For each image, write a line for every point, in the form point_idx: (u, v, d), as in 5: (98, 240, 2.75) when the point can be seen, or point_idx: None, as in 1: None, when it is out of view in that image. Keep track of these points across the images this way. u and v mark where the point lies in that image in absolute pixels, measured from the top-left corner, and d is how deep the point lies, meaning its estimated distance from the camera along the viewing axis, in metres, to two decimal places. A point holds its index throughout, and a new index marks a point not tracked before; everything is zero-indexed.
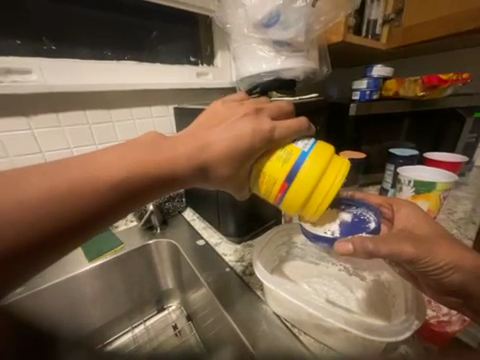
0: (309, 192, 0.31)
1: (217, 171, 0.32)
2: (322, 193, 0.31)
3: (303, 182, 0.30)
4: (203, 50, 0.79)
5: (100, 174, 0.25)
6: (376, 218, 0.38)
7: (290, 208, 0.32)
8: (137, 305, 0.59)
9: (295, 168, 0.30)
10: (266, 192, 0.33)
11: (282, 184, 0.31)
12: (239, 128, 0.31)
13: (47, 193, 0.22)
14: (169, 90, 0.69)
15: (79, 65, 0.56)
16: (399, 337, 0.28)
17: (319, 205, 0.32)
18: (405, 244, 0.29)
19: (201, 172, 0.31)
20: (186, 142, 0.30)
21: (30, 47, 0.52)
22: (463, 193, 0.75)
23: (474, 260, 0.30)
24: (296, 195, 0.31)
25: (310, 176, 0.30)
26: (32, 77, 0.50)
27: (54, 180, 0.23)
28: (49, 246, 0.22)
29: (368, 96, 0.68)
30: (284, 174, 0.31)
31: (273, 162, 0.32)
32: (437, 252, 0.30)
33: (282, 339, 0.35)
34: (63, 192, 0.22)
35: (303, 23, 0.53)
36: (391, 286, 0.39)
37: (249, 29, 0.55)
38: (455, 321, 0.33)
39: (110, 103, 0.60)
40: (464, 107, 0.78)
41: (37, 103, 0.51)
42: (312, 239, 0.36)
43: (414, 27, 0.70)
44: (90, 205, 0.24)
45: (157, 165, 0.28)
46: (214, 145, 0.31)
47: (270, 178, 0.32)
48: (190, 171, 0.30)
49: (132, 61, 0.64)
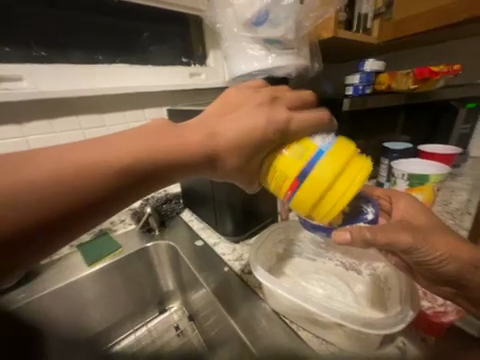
0: (323, 191, 0.30)
1: (226, 161, 0.32)
2: (338, 193, 0.30)
3: (317, 181, 0.29)
4: (194, 50, 0.78)
5: (112, 158, 0.25)
6: (375, 210, 0.38)
7: (300, 207, 0.31)
8: (139, 308, 0.59)
9: (309, 167, 0.30)
10: (275, 186, 0.33)
11: (294, 182, 0.31)
12: (252, 119, 0.32)
13: (56, 176, 0.22)
14: (162, 92, 0.69)
15: (68, 70, 0.55)
16: (393, 329, 0.29)
17: (333, 207, 0.31)
18: (403, 234, 0.30)
19: (211, 162, 0.31)
20: (196, 130, 0.30)
21: (20, 54, 0.52)
22: (458, 184, 0.75)
23: (468, 250, 0.30)
24: (308, 194, 0.30)
25: (326, 174, 0.29)
26: (23, 84, 0.50)
27: (65, 163, 0.23)
28: (54, 230, 0.22)
29: (361, 91, 0.68)
30: (297, 171, 0.30)
31: (285, 159, 0.32)
32: (432, 244, 0.30)
33: (281, 337, 0.35)
34: (74, 175, 0.22)
35: (292, 21, 0.53)
36: (387, 278, 0.39)
37: (239, 28, 0.55)
38: (451, 311, 0.34)
39: (102, 106, 0.60)
40: (458, 99, 0.78)
41: (29, 110, 0.51)
42: (311, 228, 0.35)
43: (405, 20, 0.70)
44: (98, 190, 0.23)
45: (168, 151, 0.28)
46: (224, 135, 0.31)
47: (281, 174, 0.32)
48: (200, 159, 0.30)
49: (124, 64, 0.64)
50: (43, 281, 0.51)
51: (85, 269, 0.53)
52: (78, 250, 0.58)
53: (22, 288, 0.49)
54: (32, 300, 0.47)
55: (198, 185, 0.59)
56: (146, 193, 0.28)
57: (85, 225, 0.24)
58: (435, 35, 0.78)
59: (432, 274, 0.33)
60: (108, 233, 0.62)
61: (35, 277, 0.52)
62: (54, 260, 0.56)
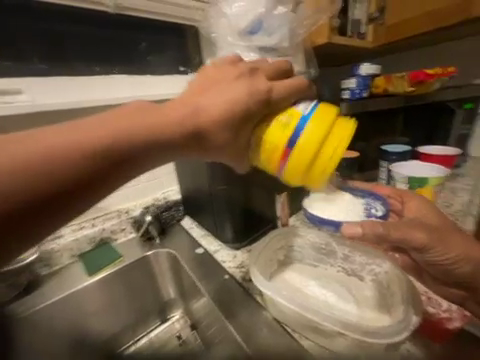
0: (314, 155, 0.31)
1: (213, 141, 0.30)
2: (328, 156, 0.32)
3: (306, 144, 0.31)
4: (192, 59, 0.79)
5: (84, 139, 0.22)
6: (383, 208, 0.40)
7: (293, 174, 0.33)
8: (140, 318, 0.58)
9: (297, 130, 0.31)
10: (268, 160, 0.34)
11: (285, 150, 0.32)
12: (235, 94, 0.30)
13: (18, 161, 0.19)
14: (160, 100, 0.69)
15: (68, 85, 0.57)
16: (395, 338, 0.28)
17: (325, 171, 0.33)
18: (418, 233, 0.31)
19: (196, 143, 0.30)
20: (178, 107, 0.28)
21: (20, 67, 0.53)
22: (459, 185, 0.75)
23: (469, 253, 0.33)
24: (301, 159, 0.31)
25: (315, 137, 0.31)
26: (22, 97, 0.51)
27: (21, 149, 0.20)
28: (27, 222, 0.20)
29: (358, 95, 0.69)
30: (286, 138, 0.32)
31: (273, 128, 0.33)
32: (445, 245, 0.32)
33: (284, 338, 0.35)
34: (39, 158, 0.20)
35: (286, 29, 0.54)
36: (389, 284, 0.38)
37: (234, 37, 0.56)
38: (456, 318, 0.33)
39: (102, 117, 0.61)
40: (455, 100, 0.79)
41: (30, 123, 0.52)
42: (318, 223, 0.39)
43: (397, 25, 0.72)
44: (70, 176, 0.21)
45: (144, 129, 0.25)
46: (208, 108, 0.29)
47: (271, 144, 0.33)
48: (185, 137, 0.28)
49: (122, 74, 0.66)
50: (44, 292, 0.51)
51: (86, 278, 0.53)
52: (78, 256, 0.59)
53: (21, 301, 0.49)
54: (33, 311, 0.47)
55: (197, 193, 0.59)
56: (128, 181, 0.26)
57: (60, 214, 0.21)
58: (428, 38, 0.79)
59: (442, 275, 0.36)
60: (109, 243, 0.62)
61: (36, 288, 0.52)
62: (56, 270, 0.56)
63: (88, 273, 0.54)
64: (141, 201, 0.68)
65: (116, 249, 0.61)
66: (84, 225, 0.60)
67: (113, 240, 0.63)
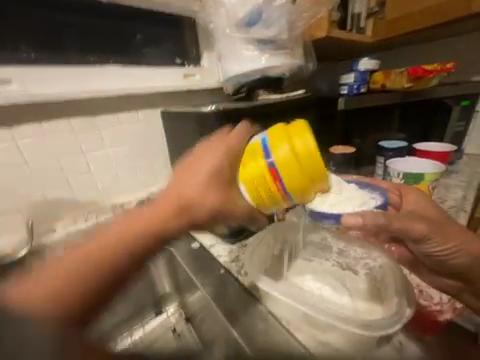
0: (299, 165, 0.30)
1: (206, 217, 0.30)
2: (312, 156, 0.30)
3: (283, 158, 0.30)
4: (189, 51, 0.76)
5: (90, 263, 0.25)
6: (382, 197, 0.38)
7: (297, 187, 0.31)
8: (135, 311, 0.59)
9: (266, 152, 0.31)
10: (265, 197, 0.33)
11: (271, 175, 0.31)
12: (209, 164, 0.30)
13: (55, 289, 0.23)
14: (155, 93, 0.67)
15: (61, 74, 0.54)
16: (387, 331, 0.29)
17: (320, 166, 0.30)
18: (418, 225, 0.33)
19: (190, 227, 0.29)
20: (171, 192, 0.29)
21: (8, 55, 0.51)
22: (454, 181, 0.75)
23: (464, 242, 0.35)
24: (292, 175, 0.30)
25: (288, 155, 0.30)
26: (12, 87, 0.49)
27: (50, 291, 0.22)
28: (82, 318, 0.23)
29: (356, 89, 0.70)
30: (264, 166, 0.31)
31: (245, 170, 0.32)
32: (443, 236, 0.34)
33: (280, 338, 0.33)
34: (71, 286, 0.23)
35: (285, 20, 0.53)
36: (383, 278, 0.39)
37: (232, 29, 0.55)
38: (447, 309, 0.36)
39: (95, 109, 0.59)
40: (451, 97, 0.76)
41: (20, 114, 0.50)
42: (319, 218, 0.36)
43: (397, 20, 0.70)
44: (90, 288, 0.24)
45: (140, 256, 0.27)
46: (198, 182, 0.30)
47: (256, 179, 0.32)
48: (172, 218, 0.28)
49: (116, 66, 0.62)
50: None
51: None
52: None
53: None
54: None
55: None
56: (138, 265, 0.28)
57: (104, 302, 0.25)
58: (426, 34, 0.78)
59: (439, 266, 0.38)
60: None
61: None
62: None
63: None
64: (136, 195, 0.68)
65: None
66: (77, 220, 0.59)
67: None
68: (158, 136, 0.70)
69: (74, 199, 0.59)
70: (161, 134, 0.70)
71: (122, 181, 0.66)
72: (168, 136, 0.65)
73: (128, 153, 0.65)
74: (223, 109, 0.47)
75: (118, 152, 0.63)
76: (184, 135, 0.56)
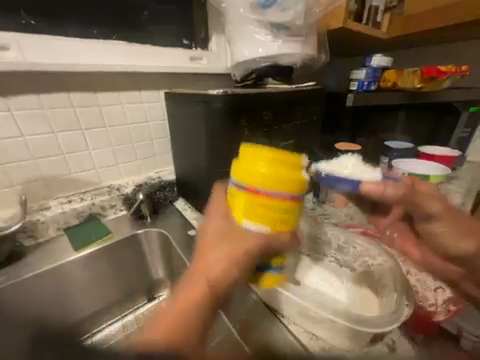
0: (276, 168, 0.25)
1: (229, 271, 0.28)
2: (275, 157, 0.26)
3: (250, 174, 0.26)
4: (197, 33, 0.73)
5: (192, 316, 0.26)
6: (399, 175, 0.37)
7: (286, 183, 0.25)
8: (127, 295, 0.58)
9: (236, 185, 0.28)
10: (278, 217, 0.27)
11: (253, 194, 0.26)
12: (209, 231, 0.31)
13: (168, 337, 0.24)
14: (159, 73, 0.64)
15: (61, 44, 0.51)
16: (386, 328, 0.29)
17: (284, 156, 0.26)
18: (432, 202, 0.37)
19: (217, 285, 0.27)
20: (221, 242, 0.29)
21: (7, 20, 0.48)
22: (454, 187, 0.75)
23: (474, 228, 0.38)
24: (281, 180, 0.25)
25: (260, 172, 0.26)
26: (10, 54, 0.46)
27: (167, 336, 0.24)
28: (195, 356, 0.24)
29: (366, 86, 0.72)
30: (241, 194, 0.27)
31: (237, 210, 0.28)
32: (454, 218, 0.38)
33: (277, 337, 0.33)
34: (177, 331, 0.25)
35: (302, 6, 0.51)
36: (381, 277, 0.38)
37: (245, 9, 0.51)
38: (441, 311, 0.34)
39: (96, 85, 0.56)
40: (462, 101, 0.67)
41: (18, 83, 0.48)
42: (333, 183, 0.33)
43: (413, 17, 0.68)
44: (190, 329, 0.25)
45: (190, 310, 0.26)
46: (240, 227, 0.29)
47: (246, 208, 0.27)
48: (198, 284, 0.27)
49: (121, 42, 0.60)
50: (28, 264, 0.49)
51: (73, 252, 0.52)
52: (63, 230, 0.57)
53: (4, 269, 0.47)
54: (14, 282, 0.45)
55: (195, 173, 0.58)
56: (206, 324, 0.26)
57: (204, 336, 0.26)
58: (443, 35, 0.76)
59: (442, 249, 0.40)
60: (98, 218, 0.61)
61: (21, 258, 0.50)
62: (43, 242, 0.54)
63: (74, 248, 0.52)
64: (134, 178, 0.67)
65: (106, 225, 0.60)
66: (72, 199, 0.58)
67: (102, 216, 0.61)
68: (159, 120, 0.68)
69: (70, 177, 0.57)
70: (163, 117, 0.68)
71: (121, 163, 0.64)
72: (171, 119, 0.63)
73: (129, 134, 0.63)
74: (230, 94, 0.45)
75: (118, 133, 0.62)
76: (187, 119, 0.54)
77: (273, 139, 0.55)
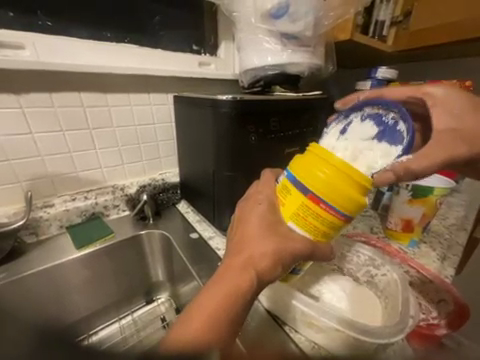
0: (338, 182, 0.26)
1: (267, 267, 0.29)
2: (341, 169, 0.26)
3: (312, 178, 0.27)
4: (206, 39, 0.75)
5: (228, 306, 0.26)
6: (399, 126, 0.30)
7: (344, 199, 0.26)
8: (125, 296, 0.57)
9: (294, 181, 0.29)
10: (323, 228, 0.29)
11: (312, 201, 0.27)
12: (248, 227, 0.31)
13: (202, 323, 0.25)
14: (168, 78, 0.65)
15: (75, 46, 0.53)
16: (392, 339, 0.29)
17: (352, 170, 0.26)
18: (457, 147, 0.32)
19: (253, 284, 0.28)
20: (256, 240, 0.30)
21: (24, 21, 0.49)
22: (457, 199, 0.75)
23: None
24: (337, 194, 0.26)
25: (323, 179, 0.26)
26: (25, 53, 0.47)
27: (202, 322, 0.25)
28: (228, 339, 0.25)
29: None
30: (300, 196, 0.28)
31: (288, 208, 0.29)
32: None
33: (274, 341, 0.33)
34: (213, 317, 0.26)
35: (312, 16, 0.52)
36: (385, 288, 0.39)
37: (257, 19, 0.52)
38: (443, 324, 0.34)
39: (106, 86, 0.57)
40: None
41: (30, 81, 0.48)
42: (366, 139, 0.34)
43: (422, 31, 0.68)
44: (226, 317, 0.26)
45: (232, 304, 0.27)
46: (275, 226, 0.30)
47: (298, 210, 0.28)
48: (245, 274, 0.28)
49: (132, 45, 0.61)
50: (29, 260, 0.49)
51: (74, 251, 0.51)
52: (66, 228, 0.57)
53: (5, 266, 0.47)
54: (14, 279, 0.45)
55: (200, 176, 0.58)
56: (247, 312, 0.28)
57: (238, 324, 0.27)
58: (447, 51, 0.78)
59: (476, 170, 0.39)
60: (100, 217, 0.61)
61: (22, 255, 0.50)
62: (45, 239, 0.54)
63: (76, 247, 0.52)
64: (137, 179, 0.67)
65: (108, 225, 0.59)
66: (76, 198, 0.58)
67: (105, 216, 0.61)
68: (166, 123, 0.69)
69: (76, 176, 0.58)
70: (171, 120, 0.69)
71: (126, 164, 0.64)
72: (178, 123, 0.64)
73: (136, 136, 0.64)
74: (240, 99, 0.45)
75: (126, 134, 0.62)
76: (195, 123, 0.55)
77: (279, 145, 0.55)
